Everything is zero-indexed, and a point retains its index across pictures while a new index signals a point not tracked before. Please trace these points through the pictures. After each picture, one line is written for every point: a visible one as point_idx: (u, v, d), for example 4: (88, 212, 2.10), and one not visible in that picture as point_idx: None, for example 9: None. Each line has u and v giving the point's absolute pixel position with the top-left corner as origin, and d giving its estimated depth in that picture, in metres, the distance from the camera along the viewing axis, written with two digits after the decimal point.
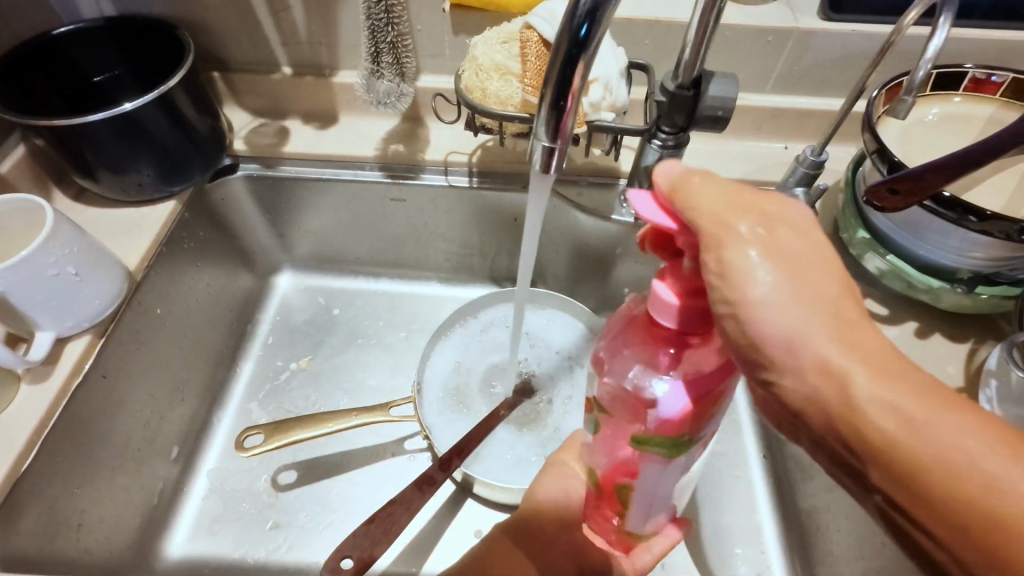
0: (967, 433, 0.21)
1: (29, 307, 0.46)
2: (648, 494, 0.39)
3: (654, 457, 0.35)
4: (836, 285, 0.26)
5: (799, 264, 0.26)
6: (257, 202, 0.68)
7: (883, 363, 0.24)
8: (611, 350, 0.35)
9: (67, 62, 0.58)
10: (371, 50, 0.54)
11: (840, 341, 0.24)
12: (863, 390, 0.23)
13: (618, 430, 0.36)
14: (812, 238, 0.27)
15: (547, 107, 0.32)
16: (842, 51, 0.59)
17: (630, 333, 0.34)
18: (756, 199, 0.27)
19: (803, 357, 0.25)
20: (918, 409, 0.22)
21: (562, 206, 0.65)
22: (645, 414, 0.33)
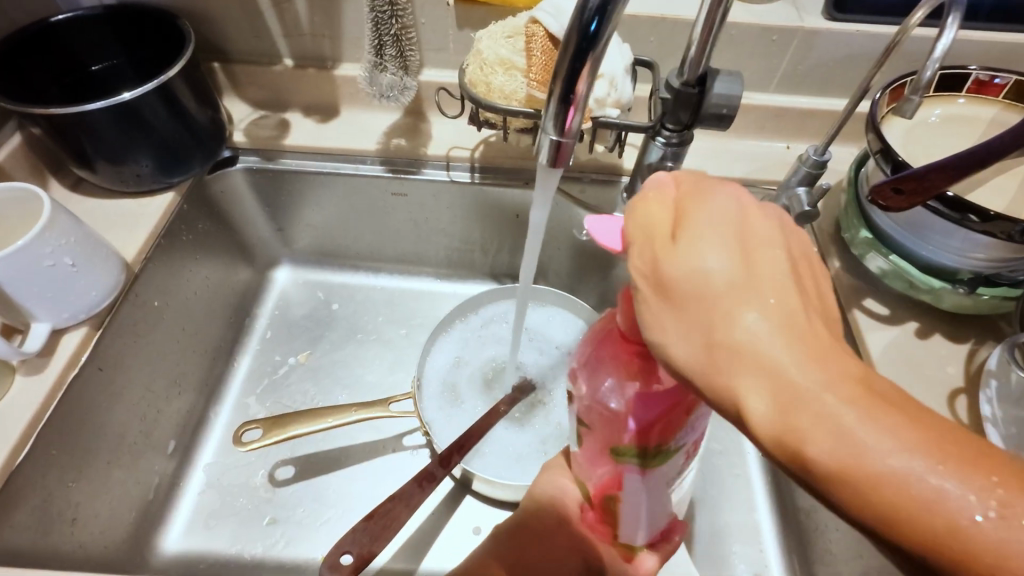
0: (871, 438, 0.20)
1: (25, 298, 0.45)
2: (636, 507, 0.38)
3: (632, 467, 0.35)
4: (736, 287, 0.23)
5: (691, 279, 0.24)
6: (256, 195, 0.67)
7: (780, 374, 0.22)
8: (583, 365, 0.34)
9: (65, 50, 0.57)
10: (374, 42, 0.53)
11: (734, 362, 0.23)
12: (759, 413, 0.22)
13: (594, 443, 0.36)
14: (713, 236, 0.24)
15: (556, 101, 0.32)
16: (847, 51, 0.59)
17: (598, 348, 0.33)
18: (693, 206, 0.26)
19: (705, 378, 0.24)
20: (817, 422, 0.21)
21: (564, 203, 0.65)
22: (618, 426, 0.33)
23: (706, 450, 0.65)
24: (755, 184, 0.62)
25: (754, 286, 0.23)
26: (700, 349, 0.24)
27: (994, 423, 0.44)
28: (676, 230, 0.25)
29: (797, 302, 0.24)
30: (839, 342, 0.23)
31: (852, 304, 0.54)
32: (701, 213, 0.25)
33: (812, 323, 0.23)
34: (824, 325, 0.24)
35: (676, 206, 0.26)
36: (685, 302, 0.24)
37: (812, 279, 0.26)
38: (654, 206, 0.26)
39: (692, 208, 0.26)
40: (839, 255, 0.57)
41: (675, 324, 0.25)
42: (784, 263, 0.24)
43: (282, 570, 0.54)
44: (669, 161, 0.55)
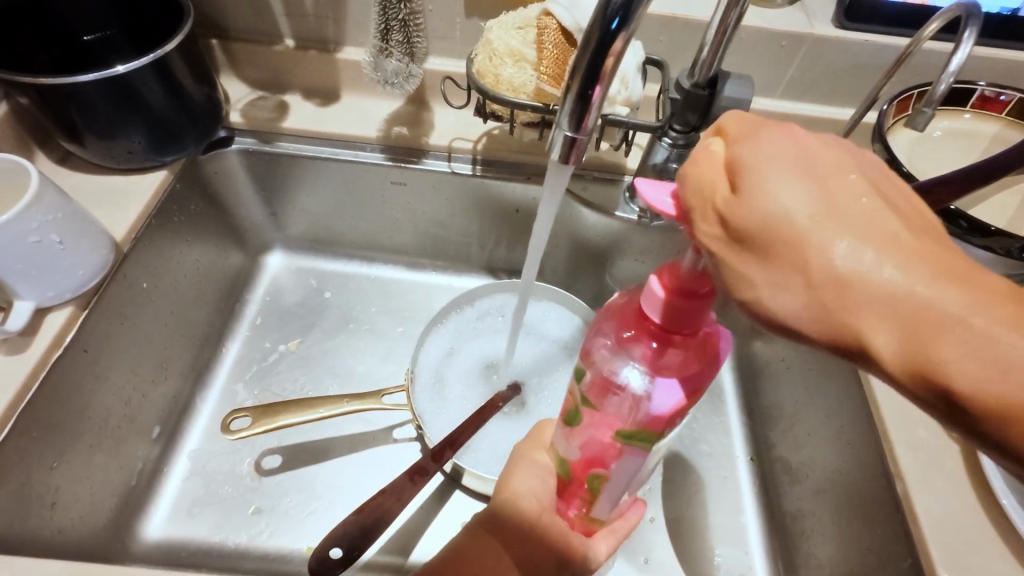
0: (1013, 347, 0.19)
1: (8, 274, 0.43)
2: (619, 484, 0.38)
3: (638, 451, 0.35)
4: (829, 217, 0.22)
5: (774, 224, 0.22)
6: (251, 177, 0.66)
7: (898, 302, 0.21)
8: (602, 343, 0.34)
9: (57, 18, 0.54)
10: (381, 26, 0.52)
11: (849, 297, 0.21)
12: (885, 346, 0.21)
13: (598, 422, 0.35)
14: (779, 171, 0.23)
15: (572, 98, 0.31)
16: (854, 61, 0.59)
17: (619, 328, 0.33)
18: (766, 144, 0.23)
19: (814, 316, 0.22)
20: (952, 346, 0.20)
21: (567, 200, 0.64)
22: (636, 408, 0.32)
23: (696, 453, 0.66)
24: None
25: (844, 214, 0.22)
26: (806, 295, 0.22)
27: None
28: (738, 180, 0.23)
29: (891, 218, 0.22)
30: (951, 253, 0.22)
31: None
32: (756, 156, 0.23)
33: (916, 238, 0.22)
34: (921, 233, 0.22)
35: (723, 159, 0.24)
36: (771, 250, 0.22)
37: (894, 191, 0.24)
38: (711, 161, 0.25)
39: (742, 154, 0.23)
40: None
41: (763, 273, 0.23)
42: (862, 184, 0.23)
43: (266, 561, 0.54)
44: (674, 162, 0.54)
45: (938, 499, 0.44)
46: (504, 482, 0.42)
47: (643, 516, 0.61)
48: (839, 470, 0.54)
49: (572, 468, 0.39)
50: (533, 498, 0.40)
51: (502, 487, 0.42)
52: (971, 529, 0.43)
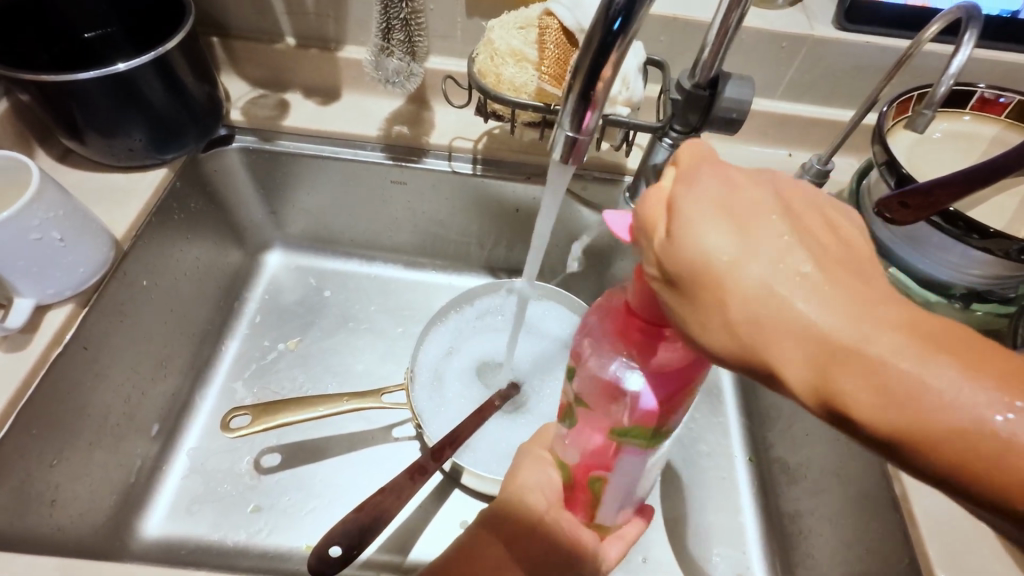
0: (906, 380, 0.20)
1: (9, 272, 0.43)
2: (622, 486, 0.38)
3: (633, 449, 0.35)
4: (745, 258, 0.23)
5: (697, 265, 0.24)
6: (251, 175, 0.66)
7: (808, 338, 0.22)
8: (590, 342, 0.34)
9: (57, 15, 0.54)
10: (382, 25, 0.52)
11: (766, 335, 0.23)
12: (800, 380, 0.22)
13: (591, 421, 0.35)
14: (702, 213, 0.24)
15: (574, 98, 0.31)
16: (854, 62, 0.59)
17: (609, 326, 0.33)
18: (695, 184, 0.25)
19: (734, 352, 0.24)
20: (855, 380, 0.21)
21: (568, 201, 0.64)
22: (621, 410, 0.33)
23: (695, 453, 0.66)
24: None
25: (762, 253, 0.23)
26: (726, 332, 0.24)
27: None
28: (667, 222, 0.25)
29: (806, 254, 0.23)
30: (866, 286, 0.23)
31: None
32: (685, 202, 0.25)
33: (831, 272, 0.23)
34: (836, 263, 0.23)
35: (659, 198, 0.26)
36: (695, 289, 0.24)
37: (819, 222, 0.25)
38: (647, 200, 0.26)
39: (676, 200, 0.25)
40: None
41: (690, 310, 0.25)
42: (783, 222, 0.24)
43: (265, 559, 0.54)
44: None
45: (935, 499, 0.44)
46: (512, 475, 0.42)
47: None
48: (837, 471, 0.54)
49: (574, 471, 0.39)
50: (541, 493, 0.41)
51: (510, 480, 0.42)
52: (969, 530, 0.43)
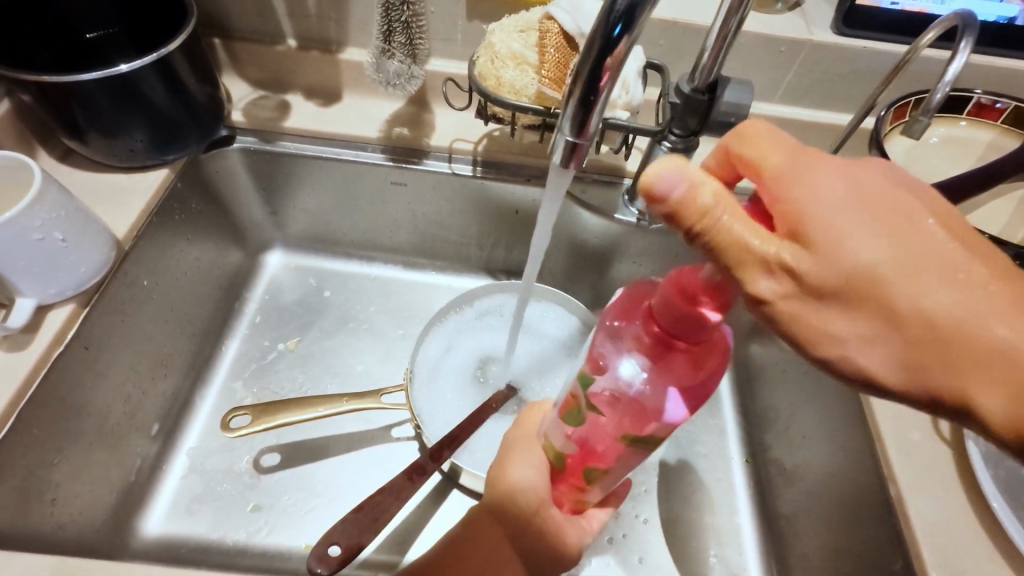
0: None
1: (11, 272, 0.43)
2: (614, 474, 0.40)
3: (639, 450, 0.37)
4: (918, 273, 0.23)
5: (857, 274, 0.23)
6: (252, 176, 0.66)
7: (1000, 356, 0.22)
8: (608, 345, 0.34)
9: (59, 16, 0.54)
10: (383, 28, 0.52)
11: (943, 345, 0.23)
12: (994, 407, 0.22)
13: (601, 424, 0.35)
14: (856, 224, 0.23)
15: (574, 103, 0.31)
16: (851, 67, 0.60)
17: (629, 327, 0.33)
18: (826, 192, 0.24)
19: (905, 372, 0.23)
20: None
21: (567, 203, 0.65)
22: (648, 420, 0.34)
23: (692, 454, 0.66)
24: None
25: (930, 264, 0.23)
26: (892, 350, 0.23)
27: (975, 441, 0.45)
28: (805, 235, 0.24)
29: (975, 264, 0.23)
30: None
31: None
32: (821, 205, 0.24)
33: (998, 280, 0.23)
34: (963, 254, 0.24)
35: (772, 207, 0.25)
36: (860, 302, 0.23)
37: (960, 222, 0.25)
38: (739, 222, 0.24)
39: (806, 205, 0.24)
40: None
41: (848, 324, 0.24)
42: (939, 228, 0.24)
43: (264, 558, 0.54)
44: None
45: (930, 502, 0.45)
46: (502, 472, 0.41)
47: (638, 516, 0.61)
48: (833, 473, 0.54)
49: (569, 460, 0.39)
50: (532, 493, 0.40)
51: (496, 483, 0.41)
52: (963, 532, 0.43)
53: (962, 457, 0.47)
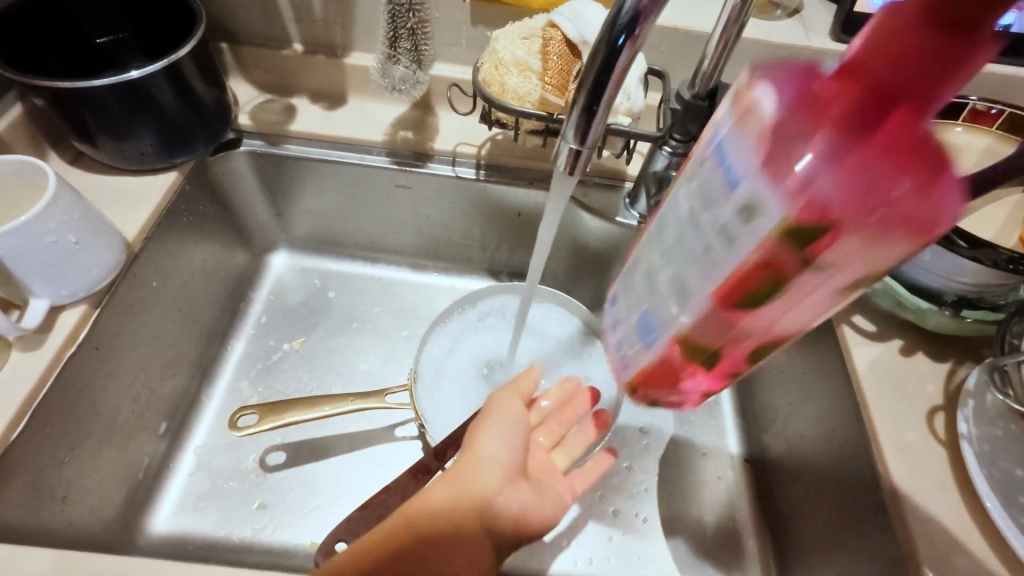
0: None
1: (25, 274, 0.44)
2: (799, 318, 0.27)
3: (767, 350, 0.29)
4: None
5: None
6: (258, 178, 0.67)
7: None
8: (772, 91, 0.24)
9: (70, 21, 0.55)
10: (389, 34, 0.53)
11: None
12: None
13: (764, 307, 0.26)
14: None
15: (577, 111, 0.32)
16: None
17: (817, 124, 0.23)
18: None
19: None
20: None
21: (569, 206, 0.65)
22: (930, 222, 0.21)
23: (692, 455, 0.67)
24: None
25: None
26: None
27: (969, 441, 0.46)
28: None
29: None
30: None
31: (841, 321, 0.56)
32: None
33: None
34: None
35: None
36: None
37: None
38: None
39: None
40: None
41: None
42: None
43: (270, 555, 0.55)
44: (673, 170, 0.56)
45: (926, 501, 0.46)
46: (469, 447, 0.45)
47: (637, 515, 0.62)
48: (829, 472, 0.55)
49: (720, 343, 0.29)
50: (492, 465, 0.44)
51: (466, 472, 0.43)
52: (957, 530, 0.44)
53: (956, 458, 0.48)
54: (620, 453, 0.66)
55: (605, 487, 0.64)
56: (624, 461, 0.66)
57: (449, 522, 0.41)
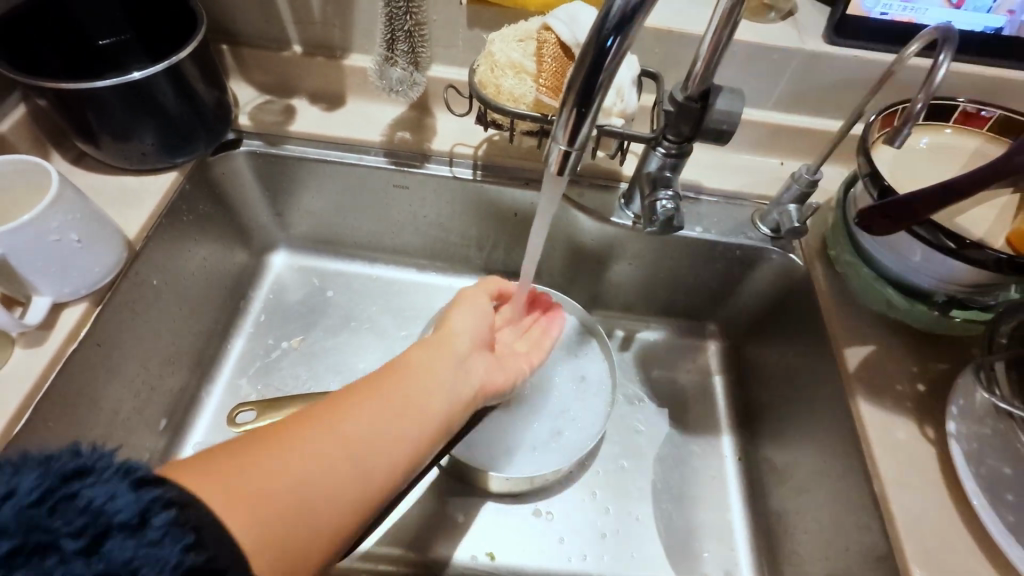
0: None
1: (28, 271, 0.45)
2: None
3: None
4: None
5: None
6: (257, 178, 0.68)
7: None
8: None
9: (73, 22, 0.56)
10: (387, 36, 0.54)
11: None
12: None
13: None
14: None
15: (567, 112, 0.33)
16: (843, 75, 0.61)
17: None
18: None
19: None
20: None
21: (565, 206, 0.66)
22: None
23: (686, 453, 0.67)
24: (747, 199, 0.66)
25: None
26: None
27: (957, 440, 0.47)
28: None
29: None
30: None
31: (833, 320, 0.57)
32: None
33: None
34: None
35: None
36: None
37: None
38: None
39: None
40: (823, 272, 0.60)
41: None
42: None
43: None
44: (667, 170, 0.57)
45: (915, 499, 0.46)
46: (443, 324, 0.50)
47: (630, 513, 0.63)
48: (819, 470, 0.56)
49: None
50: (465, 330, 0.49)
51: (438, 335, 0.48)
52: (943, 528, 0.45)
53: (944, 456, 0.48)
54: (616, 452, 0.67)
55: (599, 485, 0.65)
56: (620, 460, 0.66)
57: (426, 368, 0.44)
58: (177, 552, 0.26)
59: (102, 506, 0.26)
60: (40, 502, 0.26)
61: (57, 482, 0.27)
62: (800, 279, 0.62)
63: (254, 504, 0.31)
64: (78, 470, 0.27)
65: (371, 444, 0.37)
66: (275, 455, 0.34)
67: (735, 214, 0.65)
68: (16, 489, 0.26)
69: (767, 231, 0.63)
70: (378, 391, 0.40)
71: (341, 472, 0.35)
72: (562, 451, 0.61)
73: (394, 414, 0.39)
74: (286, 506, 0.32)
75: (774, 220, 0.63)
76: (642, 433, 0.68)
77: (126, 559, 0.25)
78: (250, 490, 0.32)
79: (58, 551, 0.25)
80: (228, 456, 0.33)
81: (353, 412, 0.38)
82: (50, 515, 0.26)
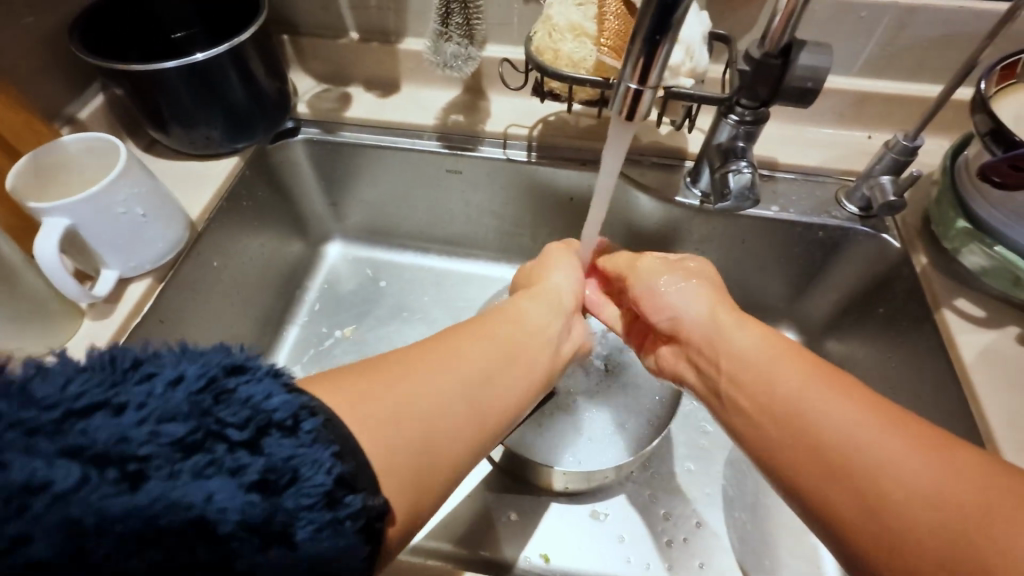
0: None
1: (97, 244, 0.46)
2: None
3: None
4: None
5: None
6: (315, 168, 0.68)
7: None
8: None
9: (150, 17, 0.59)
10: (441, 11, 0.53)
11: None
12: None
13: None
14: None
15: (640, 43, 0.29)
16: (944, 31, 0.54)
17: None
18: None
19: None
20: None
21: (624, 186, 0.62)
22: None
23: None
24: (830, 174, 0.60)
25: None
26: None
27: None
28: None
29: None
30: None
31: (941, 304, 0.49)
32: None
33: None
34: None
35: None
36: None
37: None
38: None
39: None
40: (926, 251, 0.53)
41: None
42: None
43: None
44: (741, 140, 0.52)
45: None
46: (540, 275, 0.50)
47: (694, 520, 0.57)
48: None
49: None
50: (563, 280, 0.50)
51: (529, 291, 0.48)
52: None
53: None
54: (681, 453, 0.62)
55: (661, 487, 0.59)
56: (686, 462, 0.61)
57: (540, 319, 0.44)
58: (329, 457, 0.25)
59: (260, 403, 0.25)
60: (205, 390, 0.25)
61: (220, 373, 0.26)
62: (895, 261, 0.55)
63: (399, 433, 0.30)
64: (233, 367, 0.26)
65: (494, 386, 0.36)
66: (399, 387, 0.32)
67: (815, 191, 0.59)
68: (184, 375, 0.25)
69: (853, 209, 0.57)
70: (495, 335, 0.39)
71: (467, 413, 0.34)
72: (617, 440, 0.56)
73: (506, 357, 0.38)
74: (411, 436, 0.31)
75: (861, 197, 0.56)
76: (706, 432, 0.63)
77: (287, 455, 0.24)
78: (386, 417, 0.30)
79: (225, 441, 0.24)
80: (355, 381, 0.31)
81: (467, 353, 0.36)
82: (215, 405, 0.24)
